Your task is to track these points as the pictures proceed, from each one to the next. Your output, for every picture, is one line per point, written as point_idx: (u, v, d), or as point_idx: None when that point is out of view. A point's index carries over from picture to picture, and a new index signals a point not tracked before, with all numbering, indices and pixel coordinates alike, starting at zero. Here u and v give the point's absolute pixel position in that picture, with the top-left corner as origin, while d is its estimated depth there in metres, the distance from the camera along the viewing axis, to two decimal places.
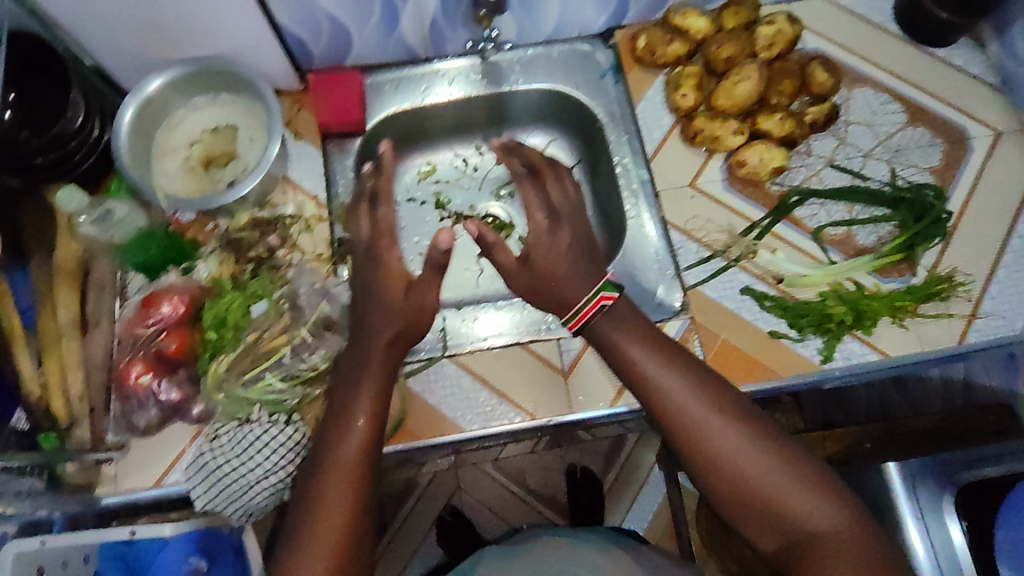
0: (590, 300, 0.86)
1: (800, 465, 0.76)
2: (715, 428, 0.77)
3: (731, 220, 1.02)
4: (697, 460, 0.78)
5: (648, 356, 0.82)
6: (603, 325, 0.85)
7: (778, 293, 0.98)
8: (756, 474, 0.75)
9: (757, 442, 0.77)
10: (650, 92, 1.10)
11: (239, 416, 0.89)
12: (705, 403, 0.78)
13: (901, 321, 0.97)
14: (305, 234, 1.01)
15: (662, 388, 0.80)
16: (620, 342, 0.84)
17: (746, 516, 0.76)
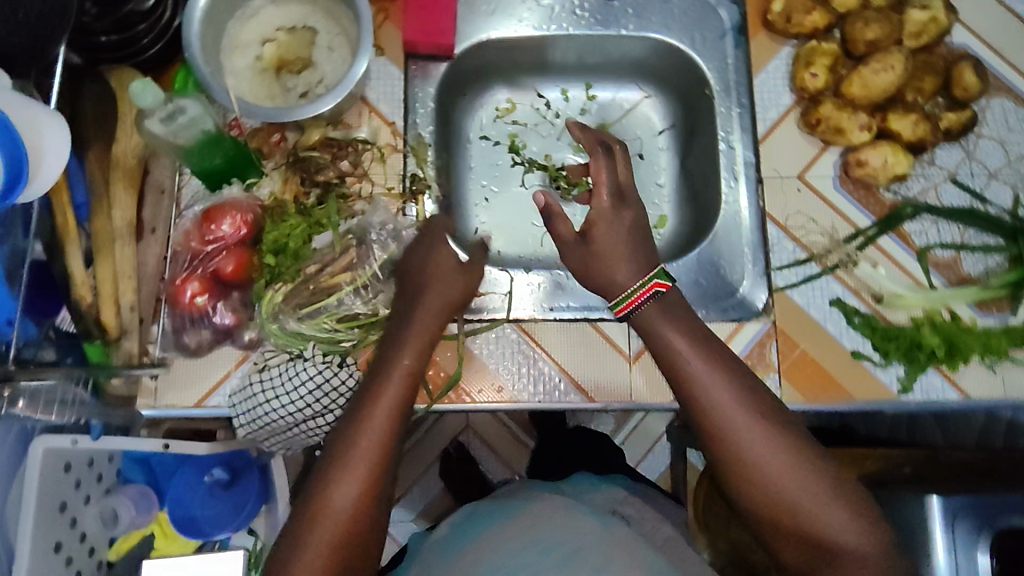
0: (643, 283, 0.79)
1: (837, 487, 0.68)
2: (751, 438, 0.69)
3: (835, 222, 0.95)
4: (726, 464, 0.70)
5: (689, 348, 0.74)
6: (651, 311, 0.77)
7: (870, 311, 0.92)
8: (787, 490, 0.68)
9: (796, 457, 0.69)
10: (772, 65, 1.00)
11: (291, 350, 0.85)
12: (742, 409, 0.70)
13: (991, 362, 0.91)
14: (377, 164, 0.94)
15: (694, 379, 0.72)
16: (659, 329, 0.76)
17: (774, 531, 0.70)
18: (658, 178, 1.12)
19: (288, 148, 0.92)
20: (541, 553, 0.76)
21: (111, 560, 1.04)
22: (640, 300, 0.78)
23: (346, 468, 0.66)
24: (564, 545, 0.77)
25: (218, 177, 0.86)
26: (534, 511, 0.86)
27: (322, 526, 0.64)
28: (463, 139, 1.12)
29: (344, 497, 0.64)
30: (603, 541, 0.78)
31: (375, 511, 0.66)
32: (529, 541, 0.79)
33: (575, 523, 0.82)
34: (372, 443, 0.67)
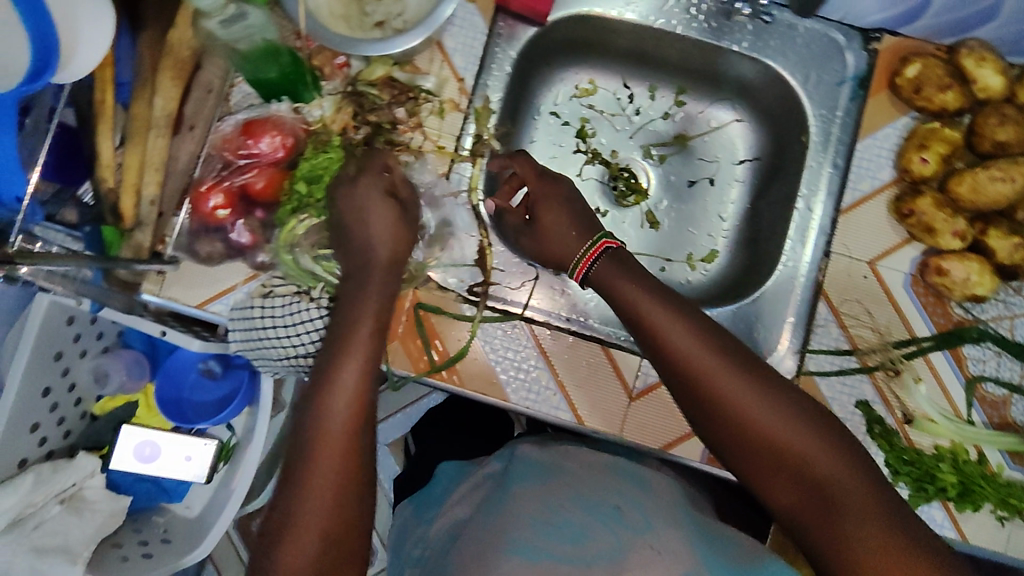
0: (588, 247, 0.81)
1: (816, 421, 0.70)
2: (733, 390, 0.70)
3: (891, 322, 0.88)
4: (711, 418, 0.72)
5: (659, 307, 0.74)
6: (605, 269, 0.79)
7: (894, 426, 0.86)
8: (771, 424, 0.69)
9: (778, 396, 0.71)
10: (882, 132, 0.90)
11: (300, 286, 0.84)
12: (717, 357, 0.71)
13: (1002, 515, 0.84)
14: (434, 117, 0.89)
15: (667, 338, 0.72)
16: (619, 286, 0.77)
17: (770, 476, 0.71)
18: (722, 210, 1.05)
19: (349, 75, 0.88)
20: (586, 512, 0.83)
21: (96, 413, 1.10)
22: (588, 262, 0.80)
23: (327, 415, 0.66)
24: (607, 505, 0.84)
25: (268, 91, 0.82)
26: (574, 474, 0.92)
27: (316, 476, 0.64)
28: (532, 111, 1.06)
29: (332, 448, 0.64)
30: (643, 506, 0.85)
31: (362, 465, 0.66)
32: (570, 499, 0.86)
33: (609, 485, 0.89)
34: (338, 414, 0.65)
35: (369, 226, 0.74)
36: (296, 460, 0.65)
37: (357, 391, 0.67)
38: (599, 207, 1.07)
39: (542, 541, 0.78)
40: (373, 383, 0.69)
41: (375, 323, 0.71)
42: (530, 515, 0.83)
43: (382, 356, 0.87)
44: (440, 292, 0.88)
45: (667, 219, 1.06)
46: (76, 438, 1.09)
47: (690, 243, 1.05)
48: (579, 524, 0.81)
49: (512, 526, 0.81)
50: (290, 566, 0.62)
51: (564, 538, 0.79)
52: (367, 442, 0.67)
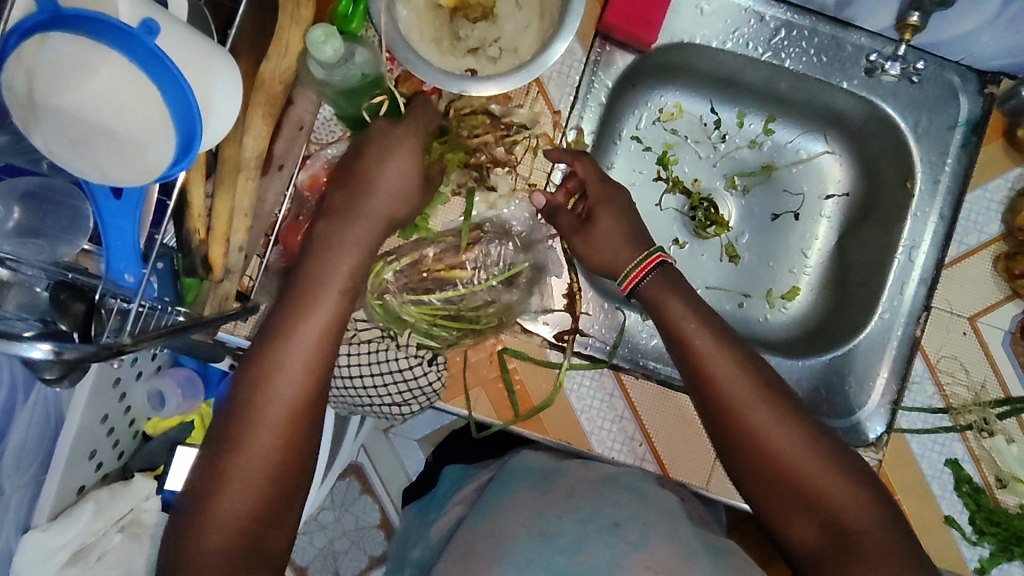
0: (644, 257, 0.76)
1: (833, 454, 0.70)
2: (761, 416, 0.69)
3: (987, 379, 0.86)
4: (742, 446, 0.70)
5: (697, 327, 0.72)
6: (655, 287, 0.75)
7: (983, 484, 0.85)
8: (800, 460, 0.69)
9: (806, 430, 0.70)
10: (992, 184, 0.88)
11: (388, 330, 0.81)
12: (748, 385, 0.70)
13: None
14: (528, 155, 0.84)
15: (709, 362, 0.71)
16: (667, 302, 0.74)
17: (781, 504, 0.70)
18: (806, 246, 1.02)
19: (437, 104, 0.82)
20: (582, 525, 0.72)
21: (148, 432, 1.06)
22: (639, 278, 0.76)
23: (269, 384, 0.66)
24: (604, 518, 0.73)
25: (362, 124, 0.76)
26: (572, 478, 0.79)
27: (261, 428, 0.65)
28: (616, 136, 1.00)
29: (273, 411, 0.66)
30: (644, 517, 0.74)
31: (306, 430, 0.68)
32: (567, 509, 0.74)
33: (606, 492, 0.76)
34: (295, 357, 0.67)
35: (373, 201, 0.72)
36: (232, 429, 0.65)
37: (312, 365, 0.68)
38: (679, 238, 1.02)
39: (539, 557, 0.69)
40: (327, 354, 0.69)
41: (342, 290, 0.70)
42: (524, 528, 0.72)
43: (467, 404, 0.82)
44: (526, 336, 0.84)
45: (748, 252, 1.02)
46: (129, 459, 1.05)
47: (771, 278, 1.01)
48: (574, 535, 0.71)
49: (510, 535, 0.72)
50: (216, 539, 0.63)
51: (558, 552, 0.69)
52: (314, 423, 0.68)
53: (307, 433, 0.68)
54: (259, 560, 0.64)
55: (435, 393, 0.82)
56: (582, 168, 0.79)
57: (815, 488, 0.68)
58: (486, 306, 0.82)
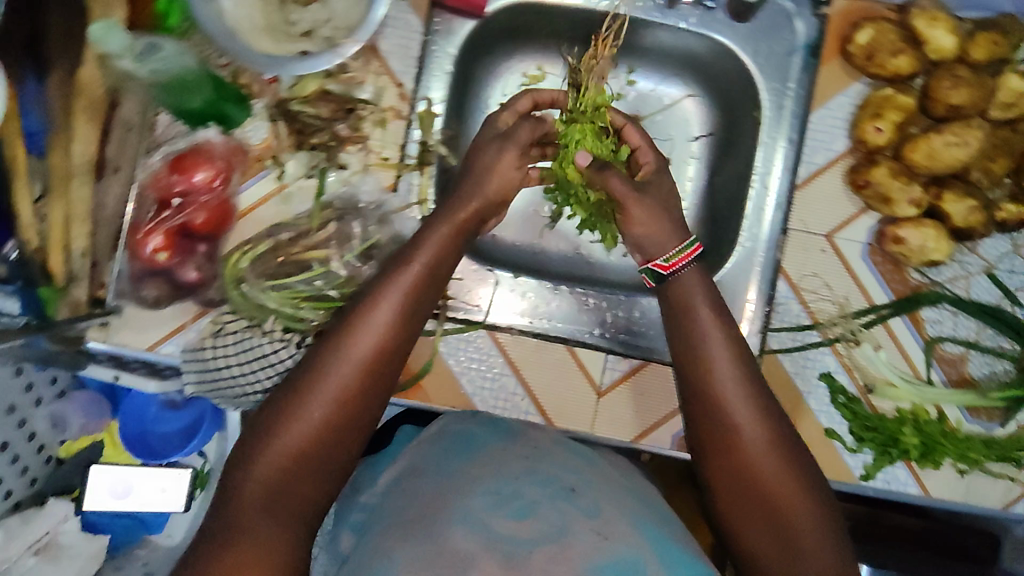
0: (688, 245, 0.76)
1: (805, 469, 0.68)
2: (749, 418, 0.68)
3: (850, 293, 0.88)
4: (715, 433, 0.69)
5: (715, 334, 0.71)
6: (692, 281, 0.75)
7: (857, 394, 0.88)
8: (768, 466, 0.66)
9: (791, 452, 0.68)
10: (834, 102, 0.90)
11: (251, 318, 0.80)
12: (749, 395, 0.69)
13: (963, 468, 0.88)
14: (377, 129, 0.85)
15: (702, 344, 0.71)
16: (698, 313, 0.72)
17: (742, 511, 0.67)
18: (682, 190, 1.01)
19: (280, 91, 0.82)
20: (538, 487, 0.70)
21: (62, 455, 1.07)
22: (681, 264, 0.75)
23: (352, 346, 0.66)
24: (560, 483, 0.71)
25: (192, 117, 0.78)
26: (536, 444, 0.78)
27: (315, 389, 0.65)
28: (480, 104, 0.99)
29: (336, 379, 0.65)
30: (596, 485, 0.73)
31: (364, 400, 0.66)
32: (523, 471, 0.72)
33: (566, 462, 0.76)
34: (377, 322, 0.67)
35: (490, 183, 0.78)
36: (307, 376, 0.66)
37: (384, 332, 0.67)
38: None
39: (486, 517, 0.65)
40: (407, 330, 0.69)
41: (416, 281, 0.70)
42: (478, 487, 0.69)
43: None
44: None
45: None
46: (44, 484, 1.05)
47: None
48: (529, 498, 0.68)
49: (463, 491, 0.69)
50: (260, 480, 0.63)
51: (506, 513, 0.66)
52: (375, 394, 0.67)
53: (365, 405, 0.66)
54: (294, 515, 0.63)
55: None
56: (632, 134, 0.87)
57: (776, 496, 0.65)
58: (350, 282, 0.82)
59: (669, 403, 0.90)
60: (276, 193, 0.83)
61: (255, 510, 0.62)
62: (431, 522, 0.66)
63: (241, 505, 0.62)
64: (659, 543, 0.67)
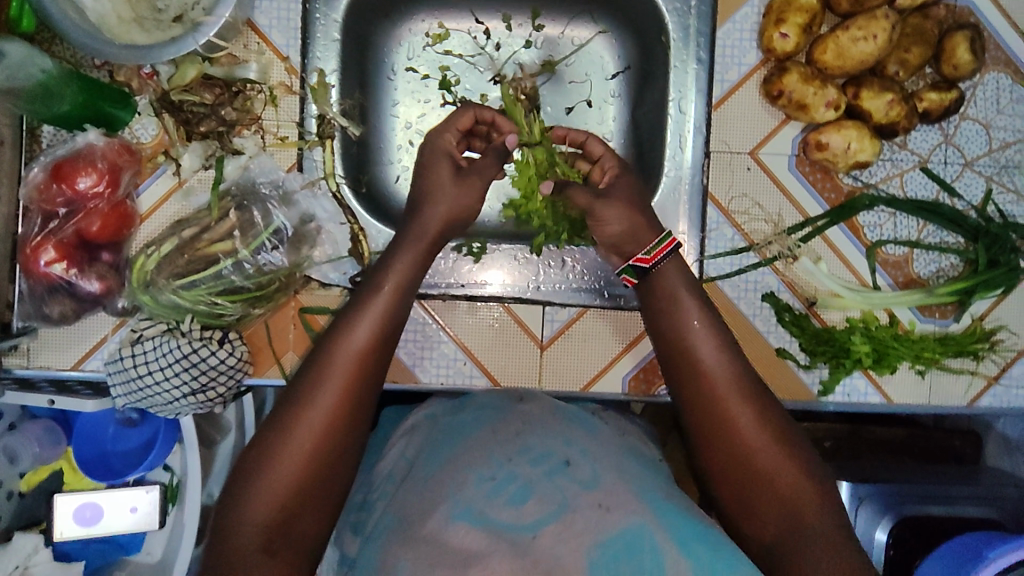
0: (661, 240, 0.74)
1: (803, 453, 0.64)
2: (735, 397, 0.65)
3: (783, 209, 0.85)
4: (705, 420, 0.66)
5: (695, 321, 0.70)
6: (670, 272, 0.73)
7: (804, 310, 0.86)
8: (762, 450, 0.63)
9: (783, 430, 0.64)
10: (740, 15, 0.86)
11: (170, 322, 0.79)
12: (735, 380, 0.66)
13: (921, 369, 0.87)
14: (269, 108, 0.82)
15: (687, 332, 0.69)
16: (683, 302, 0.71)
17: (742, 496, 0.63)
18: (606, 131, 0.98)
19: (161, 84, 0.79)
20: (533, 465, 0.65)
21: (23, 489, 1.05)
22: (659, 257, 0.74)
23: (332, 370, 0.63)
24: (555, 456, 0.66)
25: (68, 121, 0.75)
26: (525, 417, 0.74)
27: (306, 416, 0.61)
28: (385, 72, 0.96)
29: (322, 405, 0.62)
30: (592, 453, 0.68)
31: (348, 425, 0.63)
32: (516, 450, 0.67)
33: (557, 431, 0.71)
34: (358, 339, 0.65)
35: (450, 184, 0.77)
36: (292, 405, 0.62)
37: (366, 348, 0.65)
38: None
39: (485, 505, 0.61)
40: (388, 347, 0.67)
41: (393, 299, 0.68)
42: (472, 471, 0.65)
43: (280, 371, 0.82)
44: (323, 291, 0.83)
45: None
46: (9, 521, 1.04)
47: None
48: (525, 477, 0.64)
49: (458, 476, 0.65)
50: (257, 519, 0.58)
51: (506, 500, 0.62)
52: (359, 416, 0.64)
53: (348, 426, 0.63)
54: (295, 551, 0.59)
55: (239, 370, 0.80)
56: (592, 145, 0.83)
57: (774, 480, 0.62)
58: (265, 271, 0.81)
59: (613, 347, 0.87)
60: (177, 189, 0.80)
61: (252, 551, 0.57)
62: (428, 516, 0.62)
63: (237, 549, 0.56)
64: (663, 508, 0.62)
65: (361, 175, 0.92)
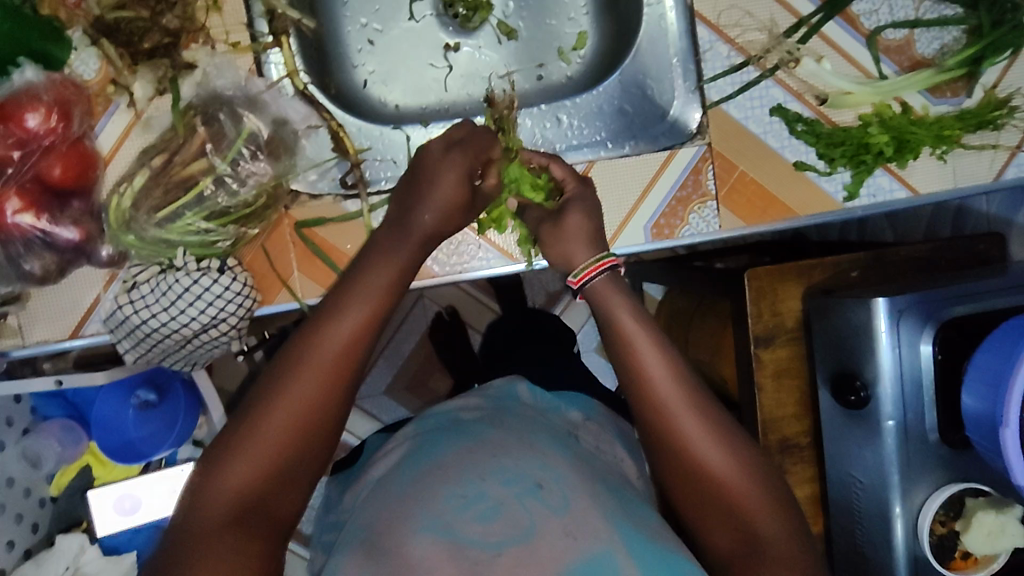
0: (592, 261, 0.68)
1: (755, 462, 0.61)
2: (688, 413, 0.61)
3: (774, 13, 0.82)
4: (657, 440, 0.61)
5: (644, 337, 0.63)
6: (605, 289, 0.67)
7: (814, 115, 0.82)
8: (718, 469, 0.59)
9: (738, 442, 0.61)
10: None
11: (161, 261, 0.75)
12: (683, 392, 0.61)
13: (942, 153, 0.83)
14: (214, 14, 0.75)
15: (630, 346, 0.63)
16: (615, 309, 0.65)
17: (698, 514, 0.61)
18: None
19: (92, 11, 0.72)
20: (505, 484, 0.59)
21: (54, 494, 1.01)
22: (591, 277, 0.68)
23: (321, 349, 0.56)
24: (530, 477, 0.60)
25: None
26: (504, 435, 0.67)
27: (280, 404, 0.54)
28: None
29: (297, 399, 0.54)
30: (570, 478, 0.62)
31: (334, 412, 0.56)
32: (485, 471, 0.61)
33: (537, 452, 0.64)
34: (337, 342, 0.56)
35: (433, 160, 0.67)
36: (277, 377, 0.55)
37: (346, 351, 0.56)
38: (448, 43, 0.93)
39: (452, 521, 0.57)
40: (368, 352, 0.58)
41: (386, 292, 0.59)
42: (439, 490, 0.60)
43: (291, 294, 0.75)
44: (316, 201, 0.77)
45: (521, 23, 0.94)
46: (47, 526, 0.99)
47: (555, 36, 0.94)
48: (495, 497, 0.58)
49: (424, 491, 0.61)
50: (230, 491, 0.53)
51: (472, 517, 0.56)
52: (335, 417, 0.56)
53: (323, 428, 0.56)
54: (264, 527, 0.54)
55: (247, 299, 0.74)
56: (557, 169, 0.76)
57: (734, 503, 0.59)
58: (251, 191, 0.75)
59: (628, 198, 0.82)
60: (135, 123, 0.74)
61: (220, 528, 0.52)
62: (387, 537, 0.58)
63: (205, 520, 0.52)
64: (630, 532, 0.57)
65: (328, 81, 0.88)
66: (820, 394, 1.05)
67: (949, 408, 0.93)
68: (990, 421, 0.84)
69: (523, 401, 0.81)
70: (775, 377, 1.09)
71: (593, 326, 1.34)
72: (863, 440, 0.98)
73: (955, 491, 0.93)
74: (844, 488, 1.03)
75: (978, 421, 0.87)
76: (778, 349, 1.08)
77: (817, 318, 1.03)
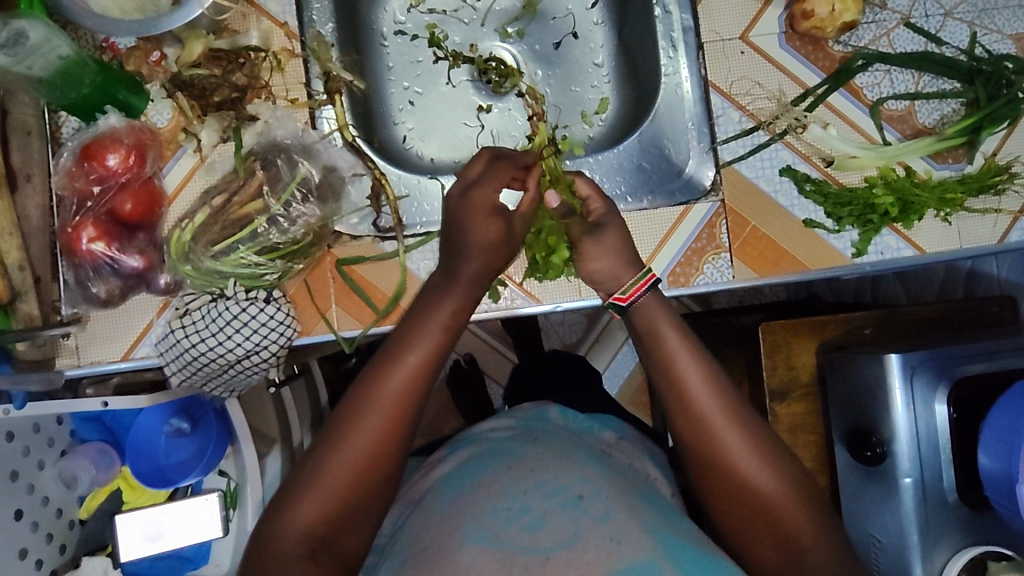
0: (638, 278, 0.73)
1: (793, 470, 0.66)
2: (731, 428, 0.66)
3: (782, 85, 0.89)
4: (698, 456, 0.67)
5: (687, 351, 0.69)
6: (651, 307, 0.72)
7: (821, 176, 0.88)
8: (758, 479, 0.65)
9: (777, 454, 0.66)
10: None
11: (211, 290, 0.81)
12: (728, 407, 0.67)
13: (946, 215, 0.87)
14: (277, 74, 0.84)
15: (675, 363, 0.68)
16: (660, 324, 0.70)
17: (739, 522, 0.66)
18: (595, 58, 1.02)
19: (171, 68, 0.82)
20: (547, 499, 0.64)
21: (83, 517, 1.04)
22: (637, 295, 0.73)
23: (374, 408, 0.63)
24: (569, 491, 0.65)
25: (87, 106, 0.77)
26: (538, 454, 0.73)
27: (359, 436, 0.63)
28: (377, 36, 1.00)
29: (367, 430, 0.63)
30: (607, 491, 0.67)
31: (398, 445, 0.64)
32: (532, 487, 0.66)
33: (572, 469, 0.70)
34: (398, 382, 0.64)
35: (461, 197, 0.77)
36: (338, 429, 0.64)
37: (409, 387, 0.64)
38: (481, 105, 1.02)
39: (501, 531, 0.61)
40: (428, 384, 0.66)
41: (445, 328, 0.67)
42: (487, 504, 0.65)
43: (327, 326, 0.81)
44: (356, 241, 0.84)
45: (549, 88, 1.03)
46: (74, 548, 1.03)
47: (578, 101, 1.02)
48: (541, 510, 0.63)
49: (472, 507, 0.66)
50: (302, 523, 0.61)
51: (521, 528, 0.61)
52: (399, 447, 0.64)
53: (391, 459, 0.64)
54: (333, 560, 0.62)
55: (287, 328, 0.80)
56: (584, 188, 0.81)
57: (771, 508, 0.64)
58: (298, 232, 0.82)
59: (645, 248, 0.87)
60: (199, 166, 0.82)
61: (296, 558, 0.60)
62: (443, 545, 0.62)
63: (280, 555, 0.60)
64: (674, 546, 0.61)
65: (372, 136, 0.96)
66: (836, 451, 1.06)
67: (966, 467, 0.92)
68: (1007, 481, 0.84)
69: (554, 423, 0.86)
70: (790, 432, 1.10)
71: (612, 378, 1.36)
72: (882, 499, 0.97)
73: (978, 554, 0.92)
74: (863, 547, 1.02)
75: (996, 481, 0.86)
76: (793, 403, 1.10)
77: (831, 373, 1.05)
